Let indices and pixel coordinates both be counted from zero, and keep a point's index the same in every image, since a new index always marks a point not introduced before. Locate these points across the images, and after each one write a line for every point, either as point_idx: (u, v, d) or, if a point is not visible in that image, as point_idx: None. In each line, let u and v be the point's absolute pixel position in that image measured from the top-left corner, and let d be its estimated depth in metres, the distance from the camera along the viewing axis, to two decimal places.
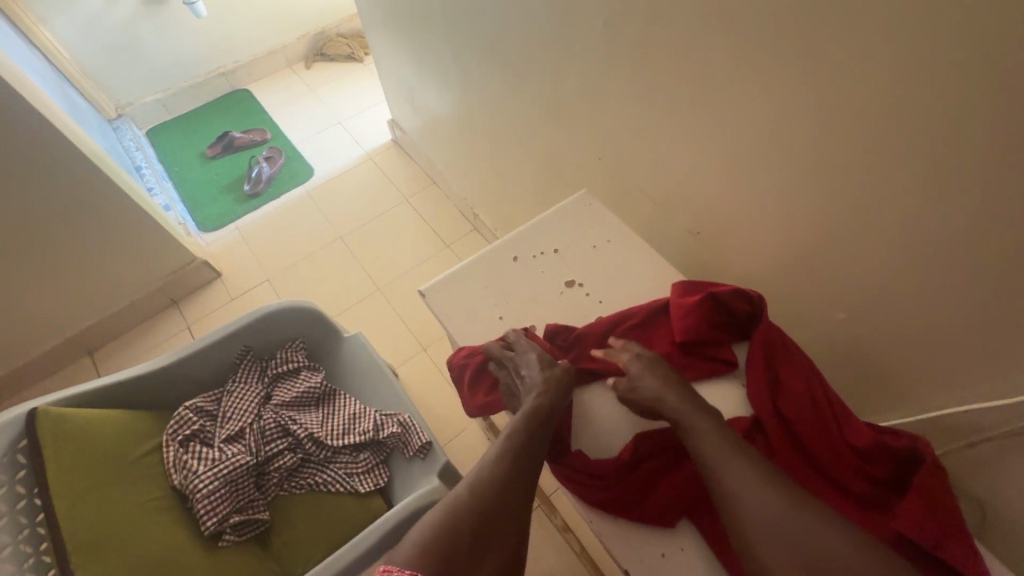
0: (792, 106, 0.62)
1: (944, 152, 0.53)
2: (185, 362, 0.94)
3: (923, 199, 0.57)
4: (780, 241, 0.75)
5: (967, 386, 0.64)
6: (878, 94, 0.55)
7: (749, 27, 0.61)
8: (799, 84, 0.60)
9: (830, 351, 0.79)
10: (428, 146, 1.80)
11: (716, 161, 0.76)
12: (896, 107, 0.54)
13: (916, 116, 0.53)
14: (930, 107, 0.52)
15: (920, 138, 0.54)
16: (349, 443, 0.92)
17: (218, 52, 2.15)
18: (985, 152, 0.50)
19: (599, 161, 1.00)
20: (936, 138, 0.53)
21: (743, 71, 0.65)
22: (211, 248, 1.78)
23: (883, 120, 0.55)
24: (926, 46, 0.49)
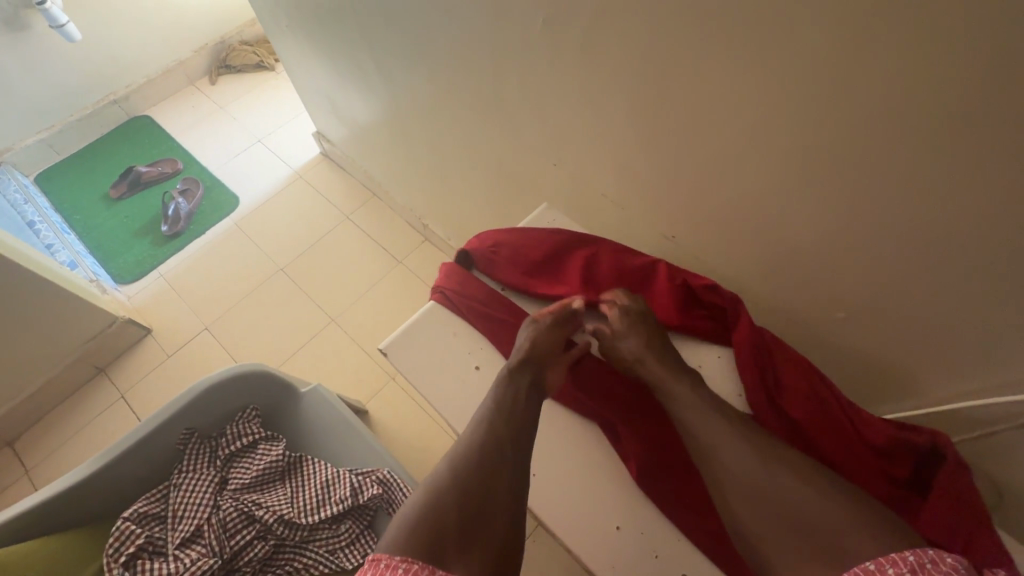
0: (765, 105, 0.56)
1: (946, 141, 0.47)
2: (116, 464, 0.80)
3: (920, 196, 0.52)
4: (762, 238, 0.70)
5: (976, 379, 0.61)
6: (867, 81, 0.48)
7: (709, 21, 0.54)
8: (772, 81, 0.54)
9: (823, 348, 0.75)
10: (363, 158, 1.66)
11: (685, 163, 0.70)
12: (889, 94, 0.48)
13: (913, 103, 0.47)
14: (929, 93, 0.46)
15: (917, 126, 0.48)
16: (326, 516, 0.83)
17: (105, 79, 1.91)
18: (996, 138, 0.45)
19: (552, 165, 0.92)
20: (937, 125, 0.47)
21: (706, 68, 0.58)
22: (134, 302, 1.59)
23: (870, 114, 0.50)
24: (925, 24, 0.43)
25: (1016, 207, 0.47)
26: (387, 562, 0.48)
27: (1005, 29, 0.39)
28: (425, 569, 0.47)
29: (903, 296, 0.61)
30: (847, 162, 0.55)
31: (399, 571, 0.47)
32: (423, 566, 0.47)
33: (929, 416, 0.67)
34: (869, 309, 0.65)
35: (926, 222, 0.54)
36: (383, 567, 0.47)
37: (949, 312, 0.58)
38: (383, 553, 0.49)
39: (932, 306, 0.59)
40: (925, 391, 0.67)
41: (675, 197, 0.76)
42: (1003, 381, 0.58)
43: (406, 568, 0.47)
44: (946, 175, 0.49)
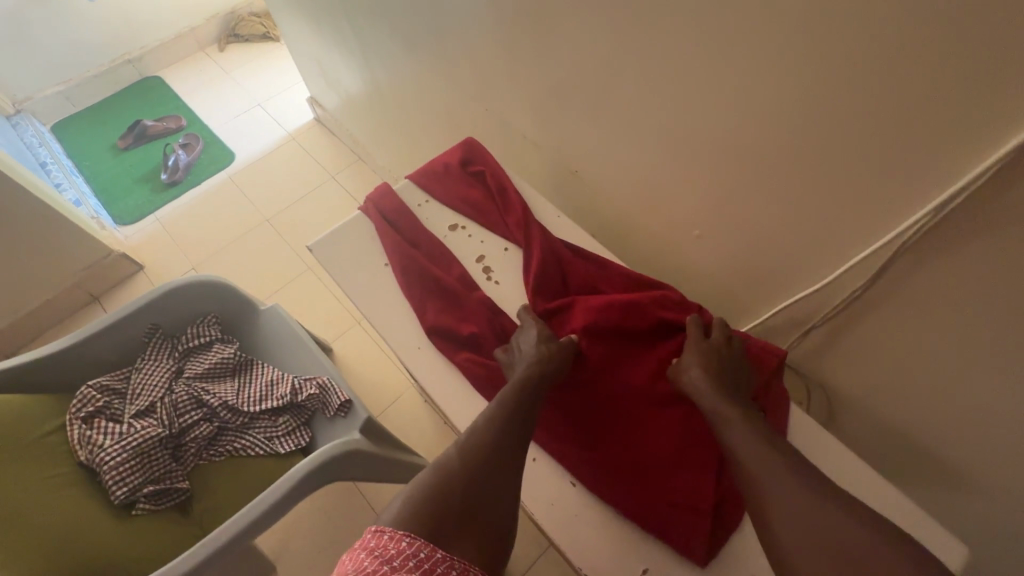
0: (626, 40, 0.69)
1: (744, 60, 0.60)
2: (86, 343, 0.92)
3: (737, 114, 0.65)
4: (642, 168, 0.83)
5: (802, 283, 0.73)
6: (692, 11, 0.60)
7: None
8: (627, 19, 0.67)
9: (698, 271, 0.88)
10: (348, 121, 1.79)
11: (581, 99, 0.83)
12: (708, 23, 0.60)
13: (725, 30, 0.59)
14: (733, 19, 0.58)
15: (730, 49, 0.60)
16: (266, 408, 0.95)
17: (120, 39, 2.06)
18: (777, 55, 0.57)
19: (490, 113, 1.05)
20: (742, 47, 0.59)
21: (583, 10, 0.71)
22: (130, 241, 1.73)
23: (695, 43, 0.63)
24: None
25: (798, 117, 0.59)
26: (391, 536, 0.53)
27: None
28: (428, 547, 0.52)
29: (746, 210, 0.73)
30: (691, 87, 0.67)
31: (403, 544, 0.52)
32: (426, 544, 0.52)
33: (777, 320, 0.80)
34: (724, 227, 0.78)
35: (750, 137, 0.66)
36: (386, 538, 0.52)
37: (777, 219, 0.70)
38: (387, 527, 0.54)
39: (766, 217, 0.71)
40: (774, 299, 0.79)
41: (582, 134, 0.88)
42: (815, 280, 0.71)
43: (410, 543, 0.52)
44: (755, 93, 0.61)
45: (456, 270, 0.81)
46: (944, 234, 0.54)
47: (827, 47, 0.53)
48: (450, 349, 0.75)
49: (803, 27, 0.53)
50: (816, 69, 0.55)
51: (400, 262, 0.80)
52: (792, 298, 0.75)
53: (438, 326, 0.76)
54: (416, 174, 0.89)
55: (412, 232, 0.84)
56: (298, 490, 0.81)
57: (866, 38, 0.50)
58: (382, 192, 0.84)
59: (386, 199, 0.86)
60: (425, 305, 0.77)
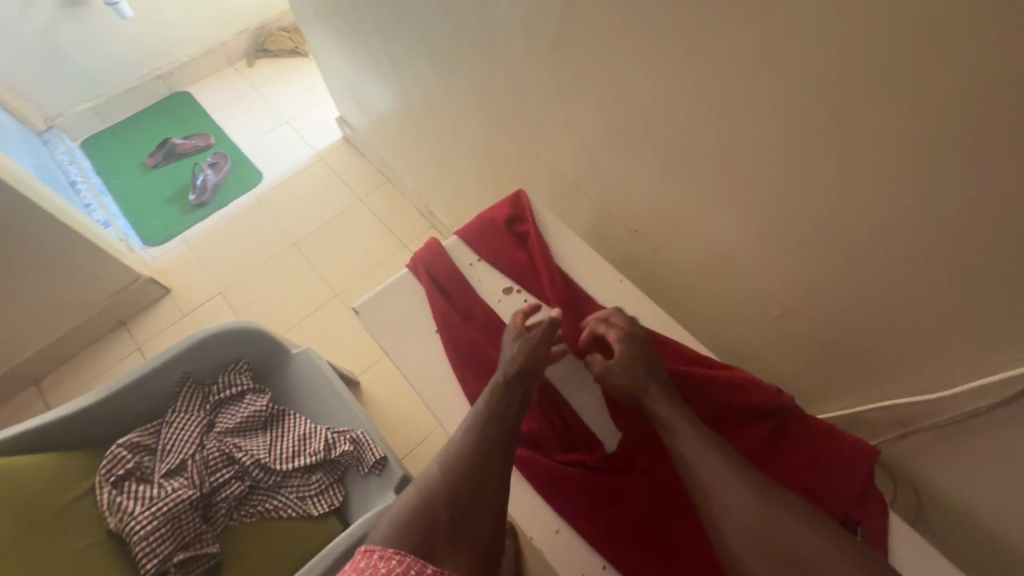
0: (704, 108, 0.63)
1: (850, 145, 0.53)
2: (116, 397, 0.89)
3: (836, 197, 0.58)
4: (709, 236, 0.76)
5: (899, 378, 0.65)
6: (786, 86, 0.54)
7: (653, 30, 0.62)
8: (709, 88, 0.61)
9: (766, 345, 0.81)
10: (378, 144, 1.75)
11: (643, 160, 0.77)
12: (807, 100, 0.53)
13: (826, 110, 0.53)
14: (838, 100, 0.51)
15: (832, 129, 0.54)
16: (299, 465, 0.90)
17: (150, 55, 2.04)
18: (891, 142, 0.50)
19: (535, 159, 0.99)
20: (846, 129, 0.52)
21: (656, 72, 0.65)
22: (157, 264, 1.71)
23: (790, 121, 0.56)
24: (828, 35, 0.48)
25: (915, 210, 0.52)
26: (380, 554, 0.54)
27: (880, 46, 0.46)
28: (418, 564, 0.53)
29: (831, 292, 0.66)
30: (777, 161, 0.61)
31: (392, 562, 0.52)
32: (415, 562, 0.53)
33: (861, 409, 0.73)
34: (804, 308, 0.71)
35: (846, 222, 0.59)
36: (375, 558, 0.53)
37: (870, 307, 0.63)
38: (376, 546, 0.55)
39: (857, 303, 0.64)
40: (855, 385, 0.72)
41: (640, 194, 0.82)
42: (915, 379, 0.64)
43: (398, 561, 0.53)
44: (859, 177, 0.55)
45: None
46: None
47: (964, 141, 0.46)
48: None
49: (929, 118, 0.47)
50: (939, 163, 0.48)
51: (454, 335, 0.75)
52: (878, 387, 0.69)
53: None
54: (465, 231, 0.84)
55: (466, 300, 0.79)
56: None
57: (1011, 139, 0.43)
58: (434, 257, 0.80)
59: (435, 262, 0.81)
60: (478, 390, 0.71)
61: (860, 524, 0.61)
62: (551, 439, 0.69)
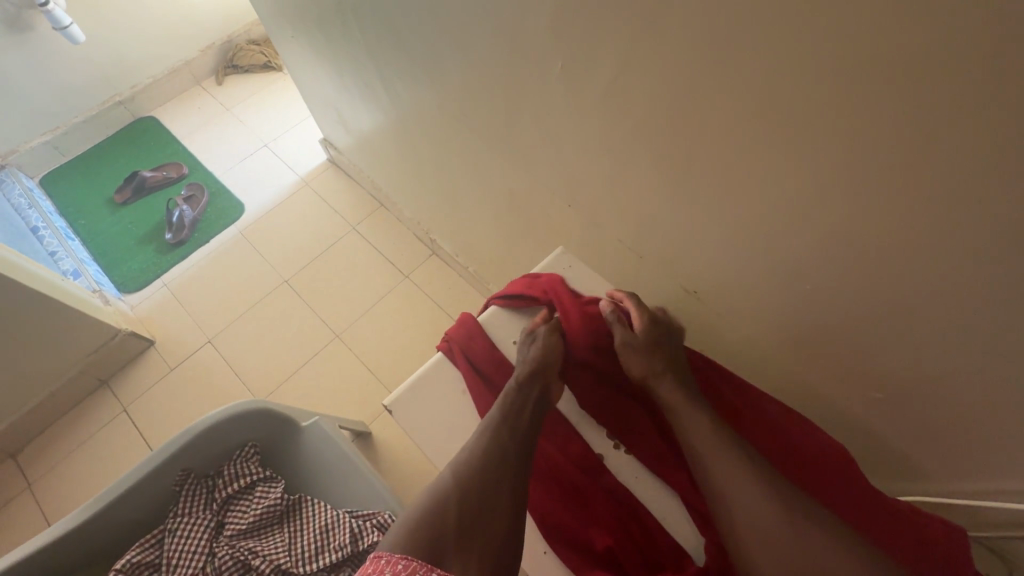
0: (795, 177, 0.54)
1: (996, 231, 0.44)
2: (111, 509, 0.78)
3: (964, 284, 0.49)
4: (785, 305, 0.68)
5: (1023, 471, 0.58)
6: (914, 159, 0.45)
7: (736, 88, 0.52)
8: (804, 155, 0.52)
9: (845, 419, 0.73)
10: (368, 168, 1.62)
11: (708, 222, 0.68)
12: (939, 178, 0.45)
13: (967, 192, 0.44)
14: (986, 182, 0.43)
15: (966, 214, 0.45)
16: (324, 565, 0.80)
17: (109, 79, 1.87)
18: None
19: (567, 205, 0.90)
20: (991, 216, 0.44)
21: (734, 134, 0.56)
22: (137, 312, 1.57)
23: (913, 199, 0.48)
24: (989, 112, 0.39)
25: None
26: (388, 560, 0.52)
27: None
28: (424, 568, 0.51)
29: (933, 374, 0.58)
30: (884, 237, 0.52)
31: (398, 566, 0.51)
32: (422, 565, 0.51)
33: (955, 488, 0.66)
34: (901, 388, 0.63)
35: (968, 310, 0.51)
36: (382, 562, 0.52)
37: (982, 393, 0.56)
38: (384, 552, 0.53)
39: (969, 390, 0.57)
40: (950, 465, 0.65)
41: (699, 255, 0.73)
42: None
43: (404, 565, 0.51)
44: (991, 267, 0.47)
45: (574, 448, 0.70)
46: None
47: None
48: (579, 560, 0.62)
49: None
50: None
51: None
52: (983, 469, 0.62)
53: (558, 527, 0.63)
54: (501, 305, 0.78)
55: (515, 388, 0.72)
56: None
57: None
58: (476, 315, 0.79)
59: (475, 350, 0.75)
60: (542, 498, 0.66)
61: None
62: (629, 549, 0.62)
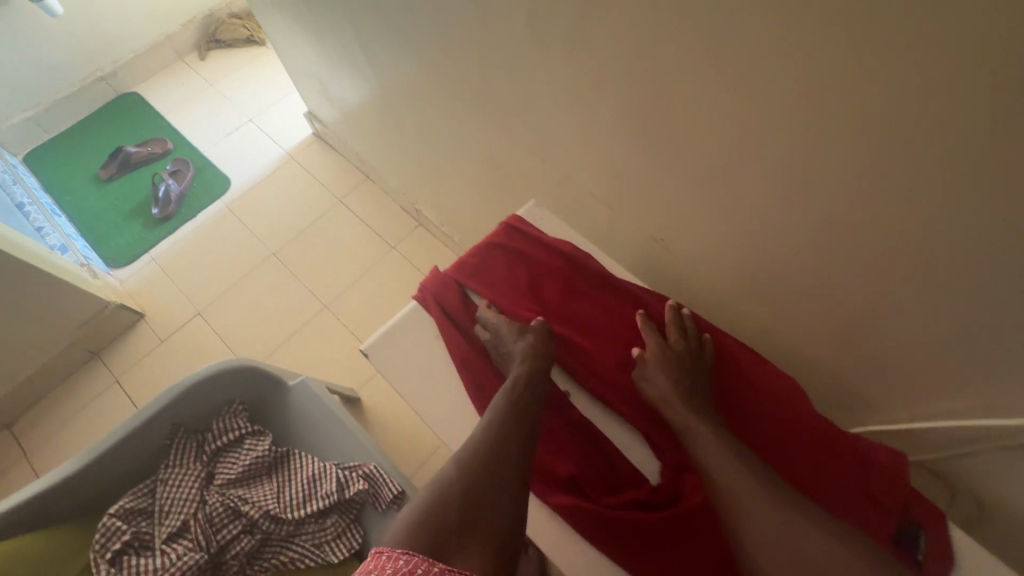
0: (747, 118, 0.56)
1: (927, 161, 0.47)
2: (103, 457, 0.81)
3: (901, 216, 0.52)
4: (744, 250, 0.71)
5: (961, 397, 0.61)
6: (851, 93, 0.47)
7: (689, 30, 0.54)
8: (754, 96, 0.54)
9: (801, 362, 0.77)
10: (355, 141, 1.63)
11: (670, 171, 0.70)
12: (874, 112, 0.47)
13: (904, 126, 0.46)
14: (916, 114, 0.45)
15: (900, 146, 0.48)
16: (313, 511, 0.84)
17: (90, 53, 1.86)
18: (990, 166, 0.44)
19: (542, 163, 0.92)
20: (922, 146, 0.46)
21: (689, 77, 0.58)
22: (126, 286, 1.58)
23: (853, 134, 0.50)
24: (923, 44, 0.41)
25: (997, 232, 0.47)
26: (389, 555, 0.49)
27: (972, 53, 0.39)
28: (426, 563, 0.48)
29: (878, 309, 0.62)
30: (835, 176, 0.54)
31: (400, 562, 0.48)
32: (424, 561, 0.48)
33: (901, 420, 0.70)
34: (850, 326, 0.66)
35: (907, 242, 0.54)
36: (384, 559, 0.49)
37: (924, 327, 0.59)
38: (386, 548, 0.50)
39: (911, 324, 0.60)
40: (897, 398, 0.69)
41: (664, 204, 0.76)
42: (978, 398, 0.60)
43: (407, 560, 0.48)
44: (925, 198, 0.49)
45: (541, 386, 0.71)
46: None
47: None
48: (543, 488, 0.64)
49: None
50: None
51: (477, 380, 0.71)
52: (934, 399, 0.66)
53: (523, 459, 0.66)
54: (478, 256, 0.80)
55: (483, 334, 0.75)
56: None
57: None
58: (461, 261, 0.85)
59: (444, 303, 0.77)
60: None
61: (927, 527, 0.56)
62: (592, 479, 0.64)
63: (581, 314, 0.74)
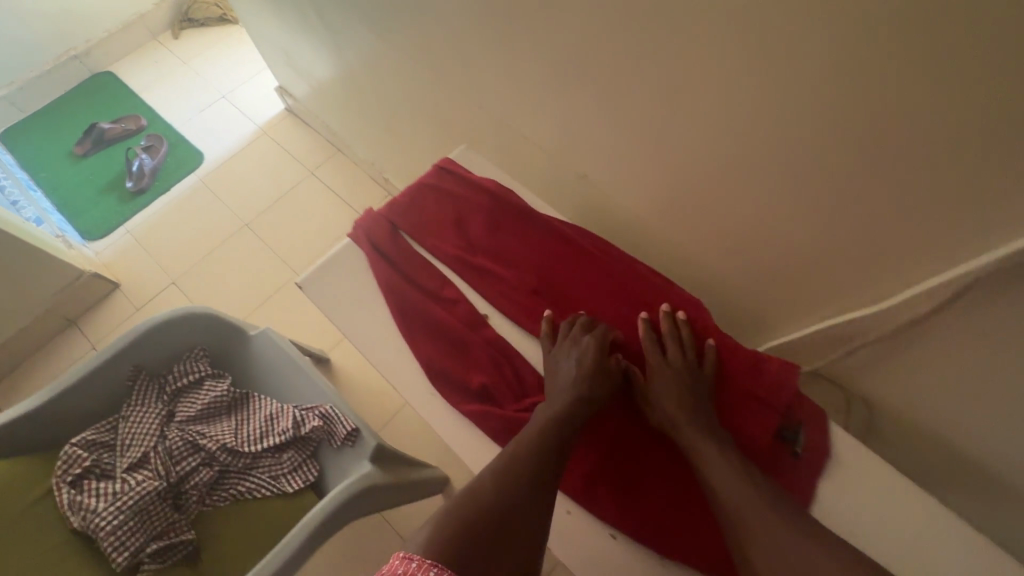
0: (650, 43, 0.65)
1: (786, 64, 0.56)
2: (67, 393, 0.85)
3: (778, 121, 0.61)
4: (662, 175, 0.80)
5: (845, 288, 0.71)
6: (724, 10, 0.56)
7: None
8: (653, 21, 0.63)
9: (711, 275, 0.88)
10: (323, 113, 1.65)
11: (594, 105, 0.79)
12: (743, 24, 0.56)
13: (768, 34, 0.55)
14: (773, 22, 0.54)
15: (766, 55, 0.57)
16: (268, 446, 0.89)
17: (63, 32, 1.88)
18: (831, 63, 0.53)
19: (490, 113, 1.00)
20: (782, 52, 0.55)
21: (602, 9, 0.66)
22: (101, 258, 1.62)
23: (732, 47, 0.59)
24: None
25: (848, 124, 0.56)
26: (418, 563, 0.49)
27: None
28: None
29: (771, 214, 0.71)
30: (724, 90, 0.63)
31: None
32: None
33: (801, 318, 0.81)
34: (749, 235, 0.76)
35: (785, 144, 0.63)
36: (412, 566, 0.49)
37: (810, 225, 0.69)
38: (414, 554, 0.51)
39: (797, 223, 0.70)
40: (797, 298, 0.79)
41: (589, 140, 0.85)
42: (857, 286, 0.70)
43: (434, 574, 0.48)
44: (792, 100, 0.58)
45: (461, 309, 0.82)
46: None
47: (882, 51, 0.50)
48: (457, 397, 0.75)
49: (874, 36, 0.49)
50: (894, 83, 0.51)
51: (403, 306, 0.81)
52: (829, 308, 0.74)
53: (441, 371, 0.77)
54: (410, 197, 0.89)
55: (411, 266, 0.85)
56: (325, 528, 0.77)
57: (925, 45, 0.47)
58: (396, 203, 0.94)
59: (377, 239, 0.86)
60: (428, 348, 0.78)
61: (803, 425, 0.67)
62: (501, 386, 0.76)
63: (504, 250, 0.84)
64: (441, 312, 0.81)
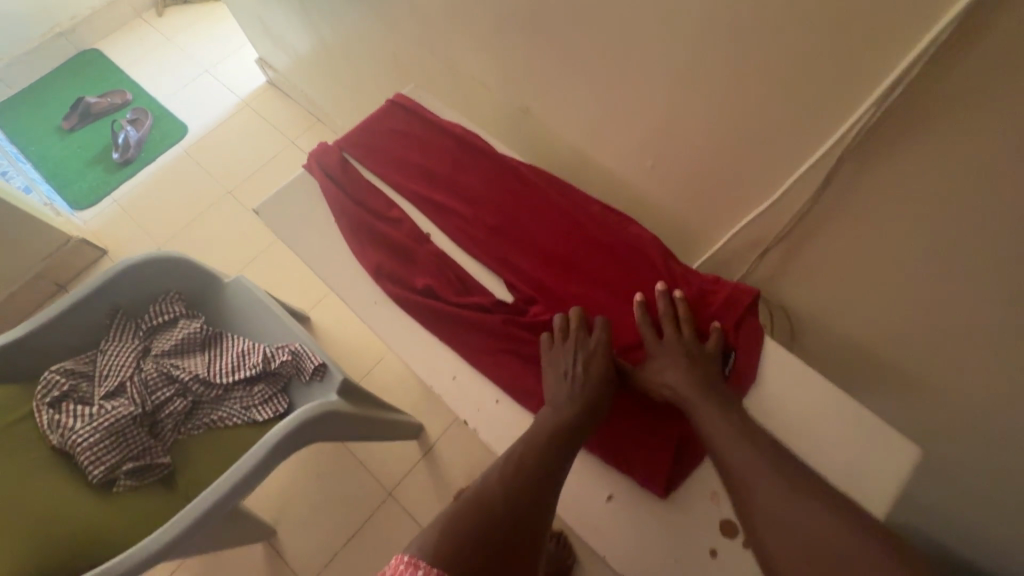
0: None
1: None
2: (47, 327, 0.91)
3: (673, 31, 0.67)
4: (591, 103, 0.85)
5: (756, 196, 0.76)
6: None
7: None
8: None
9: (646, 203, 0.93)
10: (302, 83, 1.69)
11: (523, 36, 0.84)
12: None
13: None
14: None
15: None
16: (240, 378, 0.93)
17: (47, 9, 1.93)
18: None
19: (442, 60, 1.04)
20: None
21: None
22: (89, 227, 1.67)
23: None
24: None
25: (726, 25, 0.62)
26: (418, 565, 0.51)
27: None
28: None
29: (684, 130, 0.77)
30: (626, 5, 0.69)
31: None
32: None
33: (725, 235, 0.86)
34: (670, 155, 0.81)
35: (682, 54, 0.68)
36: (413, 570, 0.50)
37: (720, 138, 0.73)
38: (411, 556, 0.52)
39: (709, 137, 0.75)
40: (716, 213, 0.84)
41: (530, 75, 0.89)
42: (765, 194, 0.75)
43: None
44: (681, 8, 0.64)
45: (407, 226, 0.88)
46: (886, 131, 0.58)
47: None
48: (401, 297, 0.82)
49: None
50: None
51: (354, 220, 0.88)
52: (752, 223, 0.79)
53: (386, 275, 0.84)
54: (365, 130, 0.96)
55: (364, 188, 0.92)
56: (287, 441, 0.82)
57: None
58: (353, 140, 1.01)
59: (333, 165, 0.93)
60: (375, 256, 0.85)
61: (737, 349, 0.73)
62: (444, 288, 0.83)
63: (454, 177, 0.91)
64: (390, 227, 0.88)
